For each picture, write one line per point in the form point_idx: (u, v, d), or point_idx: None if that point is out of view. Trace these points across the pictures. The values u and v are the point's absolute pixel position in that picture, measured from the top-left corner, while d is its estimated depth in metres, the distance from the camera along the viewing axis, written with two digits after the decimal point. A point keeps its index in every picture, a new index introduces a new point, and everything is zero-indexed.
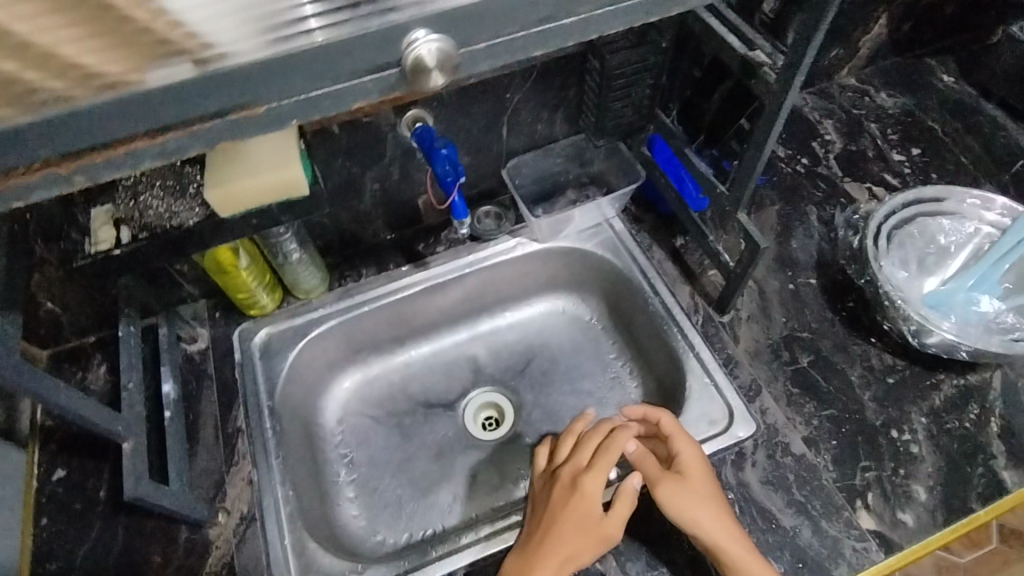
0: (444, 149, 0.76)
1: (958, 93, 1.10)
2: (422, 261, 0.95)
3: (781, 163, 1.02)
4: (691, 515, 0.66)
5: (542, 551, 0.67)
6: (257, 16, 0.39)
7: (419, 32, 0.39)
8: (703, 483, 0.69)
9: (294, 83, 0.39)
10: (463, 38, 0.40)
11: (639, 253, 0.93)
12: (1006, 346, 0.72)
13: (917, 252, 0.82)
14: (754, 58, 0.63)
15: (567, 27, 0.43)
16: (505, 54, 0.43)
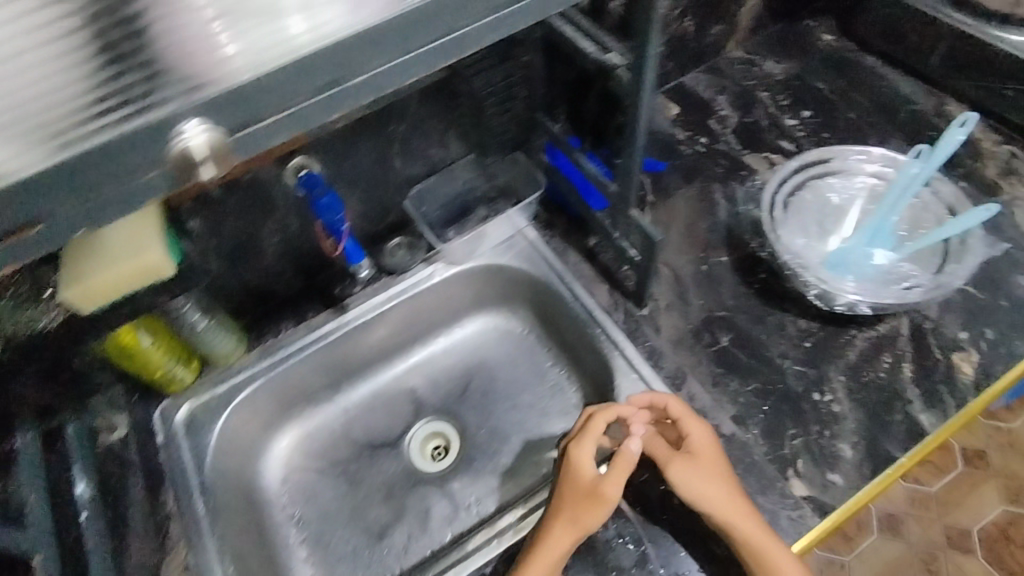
0: (325, 198, 0.76)
1: (840, 50, 1.12)
2: (340, 305, 0.93)
3: (681, 146, 1.03)
4: (700, 494, 0.67)
5: (547, 528, 0.69)
6: (30, 130, 0.39)
7: (188, 122, 0.40)
8: (713, 460, 0.69)
9: (75, 190, 0.39)
10: (245, 114, 0.41)
11: (554, 259, 0.94)
12: (902, 295, 0.75)
13: (813, 214, 0.84)
14: (608, 60, 0.64)
15: (357, 87, 0.44)
16: (299, 124, 0.44)
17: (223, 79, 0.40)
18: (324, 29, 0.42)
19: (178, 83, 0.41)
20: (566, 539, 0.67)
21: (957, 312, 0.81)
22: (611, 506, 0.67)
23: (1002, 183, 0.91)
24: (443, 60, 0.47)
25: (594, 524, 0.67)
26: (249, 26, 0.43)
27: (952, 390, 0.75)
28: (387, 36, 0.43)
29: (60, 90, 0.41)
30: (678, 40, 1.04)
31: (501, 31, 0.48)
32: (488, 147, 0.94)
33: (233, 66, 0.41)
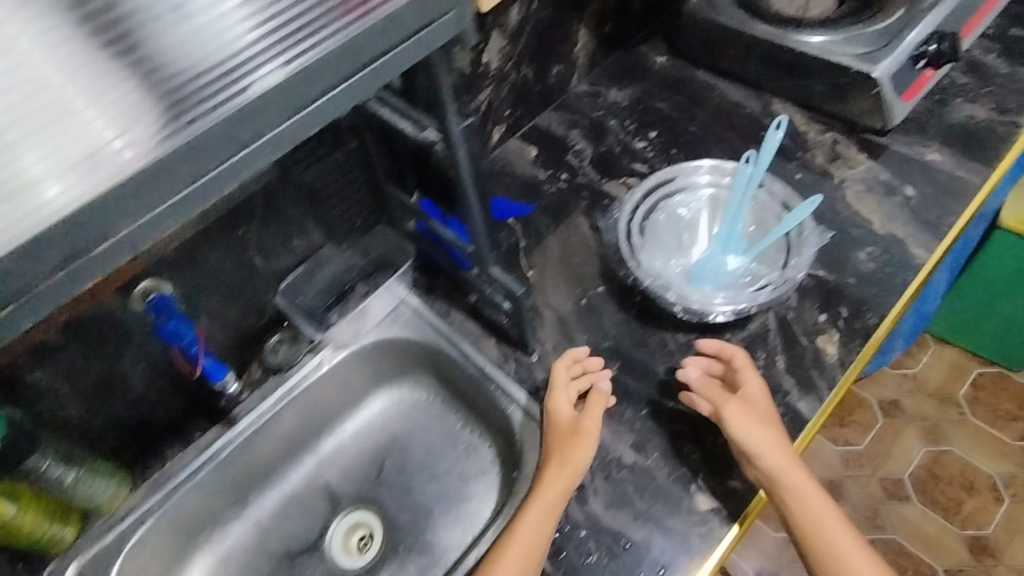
0: (171, 325, 0.74)
1: (674, 68, 1.20)
2: (228, 417, 0.88)
3: (544, 186, 1.06)
4: (755, 436, 0.72)
5: (545, 473, 0.74)
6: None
7: None
8: (764, 409, 0.75)
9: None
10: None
11: (441, 323, 0.93)
12: (756, 296, 0.80)
13: (669, 232, 0.88)
14: (425, 137, 0.64)
15: (107, 251, 0.41)
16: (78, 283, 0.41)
17: None
18: (58, 201, 0.39)
19: None
20: (565, 479, 0.73)
21: (814, 297, 0.86)
22: (594, 437, 0.76)
23: (832, 169, 0.99)
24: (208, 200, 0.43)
25: (586, 460, 0.74)
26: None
27: (822, 372, 0.80)
28: (126, 195, 0.39)
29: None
30: (520, 87, 1.08)
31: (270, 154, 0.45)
32: (340, 232, 0.94)
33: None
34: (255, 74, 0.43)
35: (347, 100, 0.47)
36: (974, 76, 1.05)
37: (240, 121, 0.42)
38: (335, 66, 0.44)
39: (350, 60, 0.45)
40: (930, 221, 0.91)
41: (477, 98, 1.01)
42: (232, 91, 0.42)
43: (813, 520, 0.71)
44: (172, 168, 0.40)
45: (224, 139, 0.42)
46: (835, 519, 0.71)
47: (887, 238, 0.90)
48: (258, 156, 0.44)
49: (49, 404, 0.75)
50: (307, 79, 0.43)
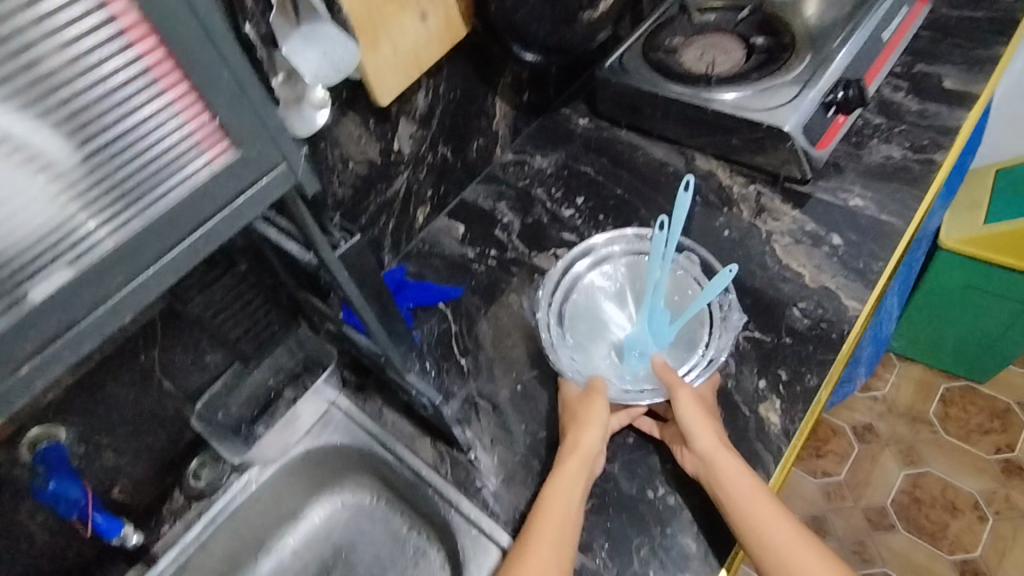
0: (52, 485, 0.70)
1: (596, 130, 1.20)
2: (151, 556, 0.83)
3: (474, 264, 1.04)
4: (694, 420, 0.72)
5: (562, 461, 0.73)
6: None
7: None
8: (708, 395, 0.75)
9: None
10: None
11: (372, 424, 0.89)
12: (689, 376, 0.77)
13: (592, 315, 0.85)
14: (311, 259, 0.62)
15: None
16: None
17: None
18: None
19: None
20: (591, 437, 0.73)
21: (751, 362, 0.84)
22: (605, 391, 0.75)
23: (757, 223, 0.99)
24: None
25: (600, 439, 0.73)
26: None
27: (767, 444, 0.77)
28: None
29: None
30: (440, 166, 1.06)
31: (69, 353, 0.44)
32: (250, 349, 0.88)
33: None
34: (52, 269, 0.41)
35: (166, 273, 0.46)
36: (884, 115, 1.08)
37: (29, 327, 0.41)
38: (143, 247, 0.44)
39: (159, 237, 0.44)
40: (858, 270, 0.91)
41: (393, 184, 0.99)
42: (18, 293, 0.40)
43: (748, 519, 0.67)
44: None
45: (16, 345, 0.41)
46: (776, 519, 0.67)
47: (820, 290, 0.89)
48: (57, 355, 0.43)
49: None
50: (107, 270, 0.43)
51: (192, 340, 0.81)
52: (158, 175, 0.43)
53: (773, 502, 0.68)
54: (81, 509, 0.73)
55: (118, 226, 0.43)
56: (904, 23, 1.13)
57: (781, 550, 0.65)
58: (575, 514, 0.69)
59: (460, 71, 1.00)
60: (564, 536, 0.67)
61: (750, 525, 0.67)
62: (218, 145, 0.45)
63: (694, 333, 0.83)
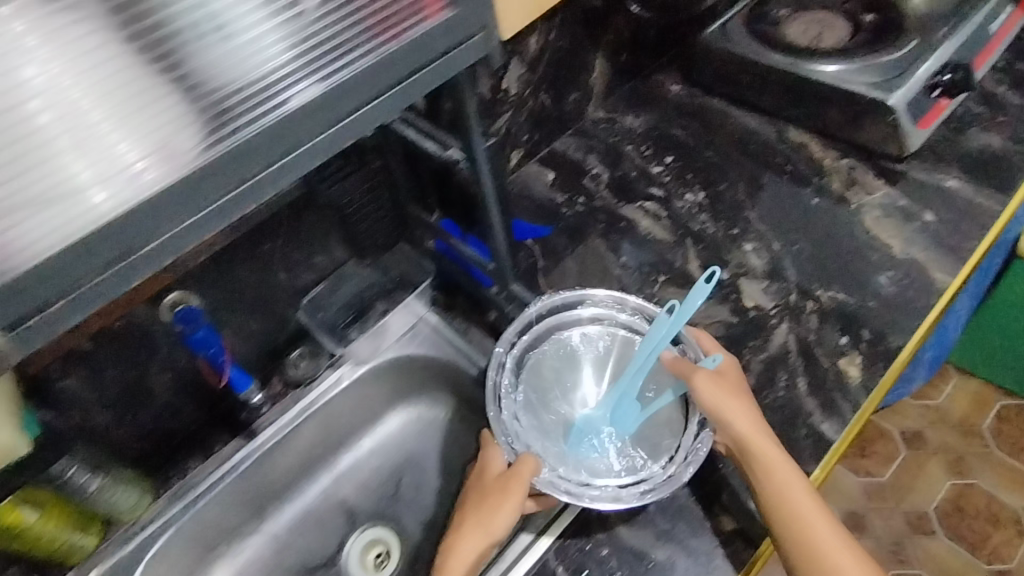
0: (200, 333, 0.77)
1: (689, 96, 1.22)
2: (250, 431, 0.89)
3: (561, 208, 1.09)
4: (723, 407, 0.72)
5: (457, 543, 0.69)
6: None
7: None
8: (736, 389, 0.74)
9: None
10: (57, 290, 0.42)
11: (459, 339, 0.94)
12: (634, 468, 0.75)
13: (558, 375, 0.83)
14: (449, 156, 0.67)
15: (160, 245, 0.45)
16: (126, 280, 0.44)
17: (28, 258, 0.41)
18: (112, 201, 0.43)
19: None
20: (471, 539, 0.69)
21: (833, 320, 0.87)
22: (526, 479, 0.70)
23: (849, 195, 1.01)
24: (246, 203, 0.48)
25: (503, 532, 0.69)
26: (47, 212, 0.42)
27: (845, 395, 0.80)
28: (175, 199, 0.44)
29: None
30: (538, 113, 1.11)
31: (304, 161, 0.49)
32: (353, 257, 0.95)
33: (11, 258, 0.41)
34: (295, 89, 0.48)
35: (380, 113, 0.51)
36: (987, 105, 1.08)
37: (278, 133, 0.47)
38: (367, 82, 0.49)
39: (380, 76, 0.49)
40: (948, 246, 0.92)
41: (495, 123, 1.04)
42: (272, 105, 0.47)
43: (789, 509, 0.69)
44: (214, 174, 0.45)
45: (267, 147, 0.46)
46: (812, 506, 0.69)
47: (909, 262, 0.91)
48: (292, 166, 0.48)
49: (78, 410, 0.77)
50: (341, 91, 0.48)
51: (308, 237, 0.87)
52: (377, 24, 0.50)
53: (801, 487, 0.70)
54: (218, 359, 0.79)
55: (346, 62, 0.49)
56: (1014, 18, 1.12)
57: (809, 538, 0.68)
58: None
59: (572, 20, 1.04)
60: None
61: (793, 513, 0.69)
62: (435, 6, 0.51)
63: (657, 438, 0.78)
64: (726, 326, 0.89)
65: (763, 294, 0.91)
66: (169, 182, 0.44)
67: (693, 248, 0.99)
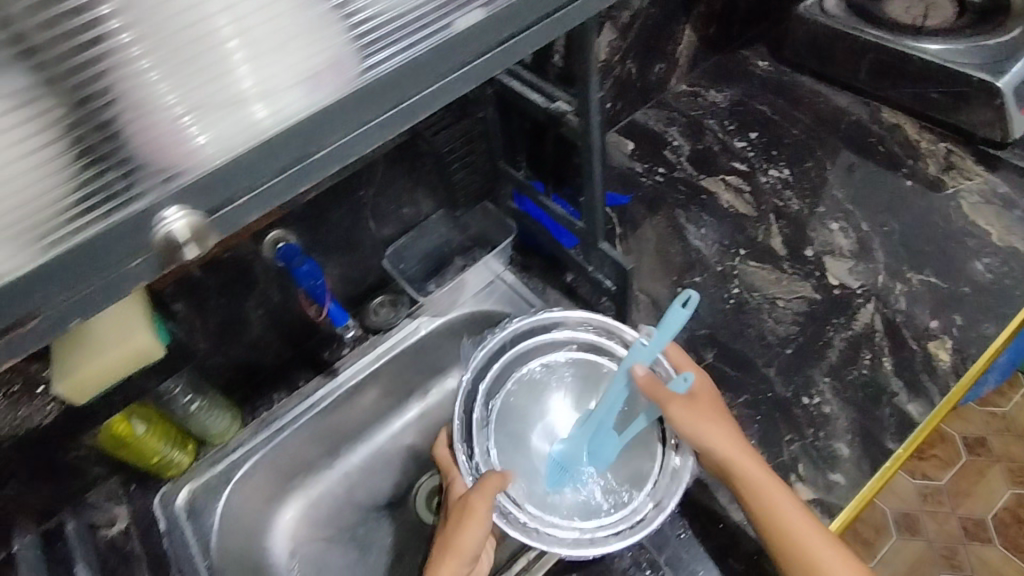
0: (305, 266, 0.77)
1: (776, 73, 1.20)
2: (330, 370, 0.93)
3: (640, 178, 1.08)
4: (703, 432, 0.68)
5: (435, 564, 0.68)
6: (8, 222, 0.35)
7: (170, 209, 0.37)
8: (710, 405, 0.71)
9: (64, 285, 0.36)
10: (222, 194, 0.39)
11: (536, 298, 0.95)
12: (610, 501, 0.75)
13: (526, 404, 0.83)
14: (556, 109, 0.68)
15: (323, 158, 0.42)
16: (276, 198, 0.41)
17: (197, 165, 0.38)
18: (269, 120, 0.40)
19: (158, 171, 0.38)
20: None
21: (923, 303, 0.85)
22: (486, 491, 0.69)
23: (945, 178, 0.98)
24: (405, 122, 0.44)
25: (475, 545, 0.67)
26: (206, 123, 0.39)
27: (933, 377, 0.79)
28: (340, 112, 0.41)
29: (33, 171, 0.36)
30: (623, 81, 1.10)
31: (460, 86, 0.46)
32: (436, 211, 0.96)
33: (177, 161, 0.38)
34: (459, 15, 0.45)
35: (529, 45, 0.48)
36: None
37: (441, 53, 0.43)
38: (527, 12, 0.46)
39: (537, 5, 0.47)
40: None
41: None
42: (435, 28, 0.44)
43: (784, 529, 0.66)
44: (378, 94, 0.42)
45: (430, 67, 0.43)
46: (805, 523, 0.66)
47: (1006, 250, 0.89)
48: (448, 90, 0.45)
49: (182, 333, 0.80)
50: (505, 15, 0.45)
51: (398, 188, 0.88)
52: None
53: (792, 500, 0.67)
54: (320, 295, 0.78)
55: None
56: None
57: (808, 557, 0.65)
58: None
59: None
60: None
61: (791, 534, 0.66)
62: None
63: (637, 464, 0.77)
64: (808, 302, 0.88)
65: (849, 274, 0.90)
66: (339, 93, 0.40)
67: (776, 224, 0.98)
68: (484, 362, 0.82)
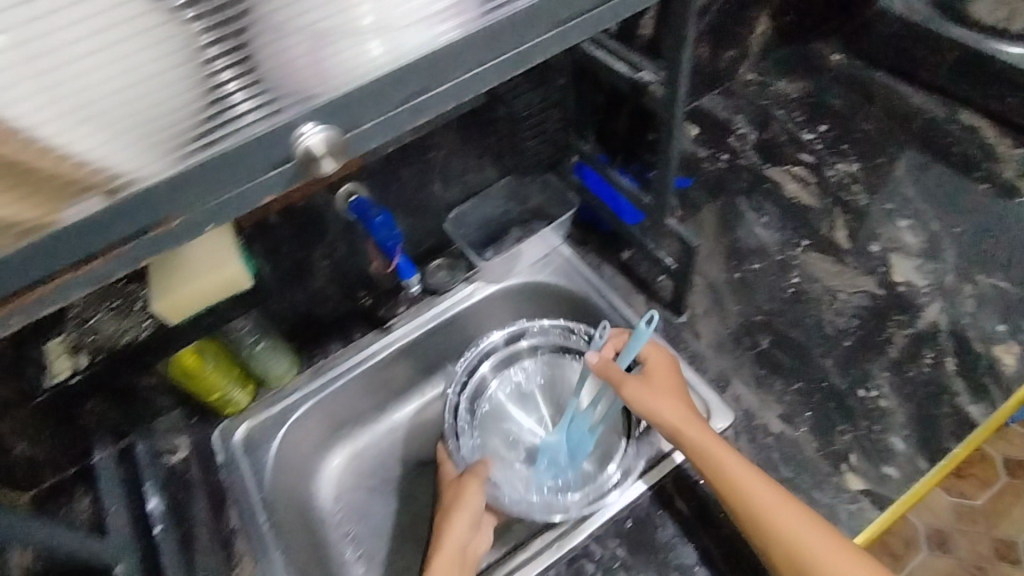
0: (380, 217, 0.80)
1: (850, 67, 1.17)
2: (385, 325, 0.94)
3: (703, 162, 1.06)
4: (652, 408, 0.71)
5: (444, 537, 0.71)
6: (153, 129, 0.37)
7: (305, 125, 0.39)
8: (662, 381, 0.74)
9: (214, 188, 0.39)
10: (350, 121, 0.41)
11: (590, 272, 0.95)
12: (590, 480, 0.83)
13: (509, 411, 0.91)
14: (641, 78, 0.69)
15: (444, 94, 0.43)
16: (394, 127, 0.43)
17: (328, 88, 0.39)
18: (390, 53, 0.41)
19: (294, 95, 0.39)
20: (461, 526, 0.72)
21: (992, 307, 0.85)
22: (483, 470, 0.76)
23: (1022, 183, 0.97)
24: (519, 67, 0.46)
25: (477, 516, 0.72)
26: (332, 51, 0.40)
27: (997, 380, 0.78)
28: (463, 49, 0.42)
29: (175, 83, 0.37)
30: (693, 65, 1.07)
31: (573, 36, 0.47)
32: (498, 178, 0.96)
33: (301, 83, 0.39)
34: None
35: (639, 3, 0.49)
36: None
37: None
38: None
39: None
40: None
41: None
42: None
43: (749, 502, 0.65)
44: (499, 36, 0.43)
45: (550, 12, 0.44)
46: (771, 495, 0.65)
47: None
48: (563, 36, 0.46)
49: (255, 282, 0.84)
50: None
51: (467, 154, 0.88)
52: None
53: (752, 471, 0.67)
54: (390, 248, 0.81)
55: None
56: None
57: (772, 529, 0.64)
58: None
59: None
60: None
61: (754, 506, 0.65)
62: None
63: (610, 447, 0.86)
64: (871, 297, 0.87)
65: (915, 273, 0.89)
66: (466, 32, 0.42)
67: (841, 217, 0.96)
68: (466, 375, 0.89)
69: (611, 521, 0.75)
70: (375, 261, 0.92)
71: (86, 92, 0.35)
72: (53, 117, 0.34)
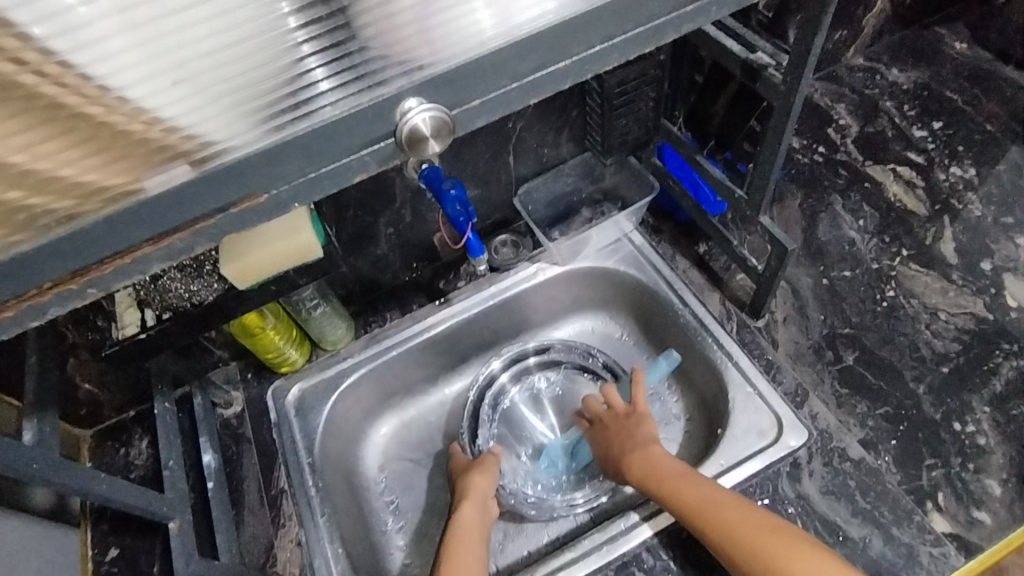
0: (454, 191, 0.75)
1: (974, 58, 1.05)
2: (445, 298, 0.91)
3: (796, 153, 0.97)
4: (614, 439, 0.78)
5: (467, 492, 0.78)
6: (243, 97, 0.34)
7: (411, 101, 0.35)
8: (630, 419, 0.79)
9: (306, 163, 0.36)
10: (457, 97, 0.37)
11: (663, 263, 0.89)
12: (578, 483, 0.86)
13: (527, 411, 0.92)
14: (757, 60, 0.62)
15: (560, 71, 0.39)
16: (500, 108, 0.39)
17: (437, 58, 0.35)
18: (509, 22, 0.36)
19: (397, 63, 0.35)
20: (485, 482, 0.78)
21: None
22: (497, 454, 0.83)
23: None
24: (647, 44, 0.41)
25: (493, 481, 0.79)
26: (445, 14, 0.36)
27: None
28: (593, 21, 0.37)
29: (269, 47, 0.34)
30: None
31: (711, 11, 0.42)
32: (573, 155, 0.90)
33: (409, 48, 0.35)
34: None
35: None
36: None
37: None
38: None
39: None
40: None
41: None
42: None
43: (706, 512, 0.66)
44: (634, 5, 0.38)
45: None
46: (737, 509, 0.65)
47: None
48: (702, 12, 0.41)
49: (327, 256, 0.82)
50: None
51: (547, 126, 0.84)
52: None
53: (710, 486, 0.68)
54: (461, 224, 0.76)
55: None
56: None
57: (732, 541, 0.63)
58: (481, 538, 0.74)
59: None
60: (473, 553, 0.72)
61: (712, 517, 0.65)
62: None
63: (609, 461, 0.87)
64: (976, 320, 0.80)
65: None
66: (593, 2, 0.36)
67: (950, 228, 0.88)
68: (492, 375, 0.92)
69: (663, 533, 0.71)
70: (441, 233, 0.90)
71: (178, 51, 0.32)
72: (142, 78, 0.31)
